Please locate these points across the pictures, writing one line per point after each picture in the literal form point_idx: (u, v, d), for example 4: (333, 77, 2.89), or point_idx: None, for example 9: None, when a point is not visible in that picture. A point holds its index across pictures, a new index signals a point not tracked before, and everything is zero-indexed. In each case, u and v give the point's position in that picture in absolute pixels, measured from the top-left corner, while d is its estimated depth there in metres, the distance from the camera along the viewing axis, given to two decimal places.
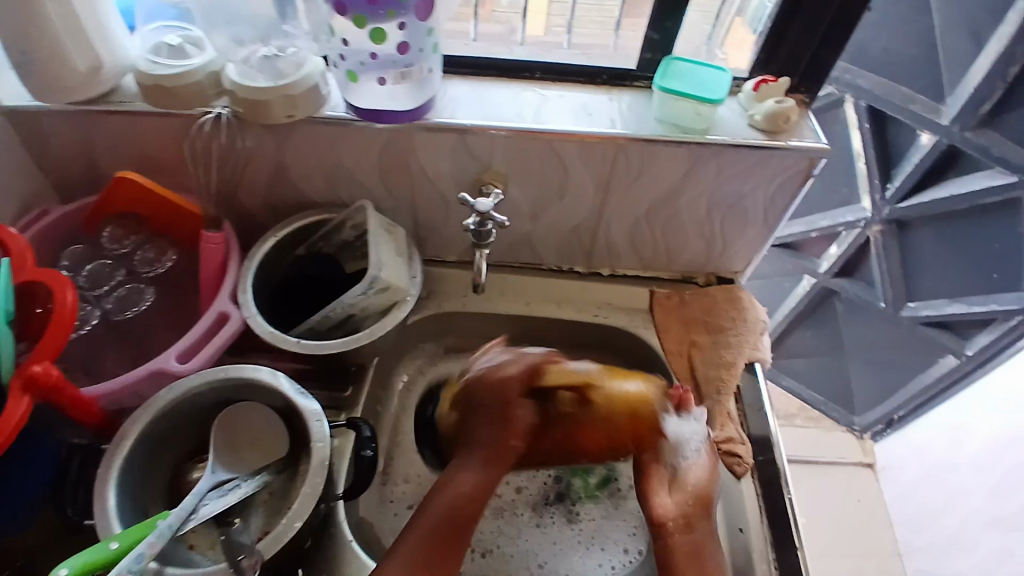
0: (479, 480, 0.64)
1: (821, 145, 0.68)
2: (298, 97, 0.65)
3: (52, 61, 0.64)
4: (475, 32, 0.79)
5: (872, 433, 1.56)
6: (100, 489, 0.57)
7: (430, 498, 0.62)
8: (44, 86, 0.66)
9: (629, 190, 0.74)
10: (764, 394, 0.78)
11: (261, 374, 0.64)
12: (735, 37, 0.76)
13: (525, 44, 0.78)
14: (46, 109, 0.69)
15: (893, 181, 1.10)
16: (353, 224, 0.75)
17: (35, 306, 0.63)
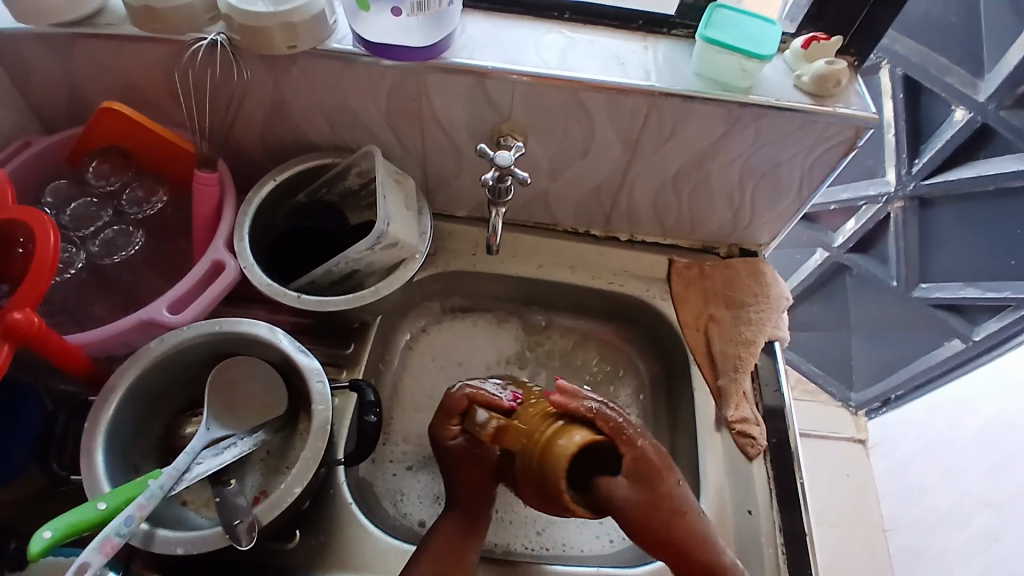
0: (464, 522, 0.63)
1: (869, 113, 0.62)
2: (300, 26, 0.58)
3: None
4: None
5: (867, 409, 1.55)
6: (88, 446, 0.54)
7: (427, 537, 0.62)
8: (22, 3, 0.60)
9: (658, 149, 0.69)
10: (780, 374, 0.75)
11: (260, 330, 0.60)
12: None
13: None
14: (22, 30, 0.63)
15: (921, 156, 1.03)
16: (359, 171, 0.69)
17: (17, 246, 0.59)
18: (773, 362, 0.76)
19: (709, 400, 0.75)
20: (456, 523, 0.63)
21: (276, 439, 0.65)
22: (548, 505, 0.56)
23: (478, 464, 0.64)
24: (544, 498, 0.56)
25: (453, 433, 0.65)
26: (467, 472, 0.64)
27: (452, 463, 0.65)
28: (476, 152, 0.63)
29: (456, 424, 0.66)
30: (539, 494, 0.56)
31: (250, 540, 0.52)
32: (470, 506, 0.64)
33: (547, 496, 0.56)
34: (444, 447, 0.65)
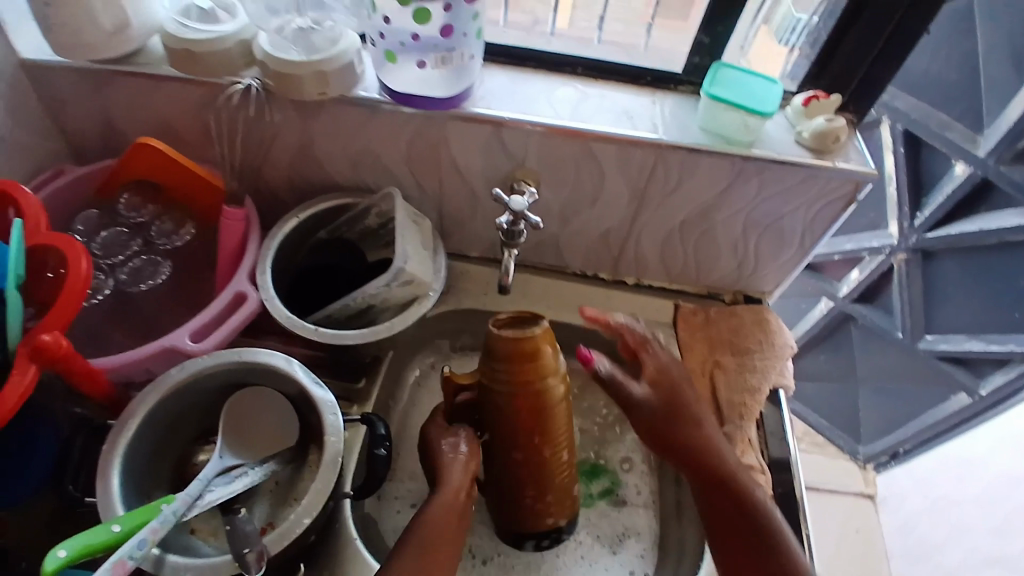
0: (450, 507, 0.58)
1: (869, 169, 0.65)
2: (331, 75, 0.62)
3: (73, 16, 0.61)
4: (505, 20, 0.75)
5: (875, 463, 1.53)
6: (104, 470, 0.55)
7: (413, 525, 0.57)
8: (63, 40, 0.63)
9: (666, 199, 0.72)
10: (785, 423, 0.77)
11: (276, 360, 0.62)
12: (763, 51, 0.73)
13: (555, 35, 0.75)
14: (66, 66, 0.67)
15: (922, 209, 1.07)
16: (379, 212, 0.73)
17: (46, 270, 0.61)
18: (779, 410, 0.78)
19: None
20: (451, 509, 0.58)
21: (285, 471, 0.66)
22: (525, 415, 0.60)
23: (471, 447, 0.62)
24: (535, 417, 0.60)
25: (445, 425, 0.64)
26: (449, 444, 0.62)
27: (435, 448, 0.62)
28: (494, 198, 0.66)
29: (441, 419, 0.65)
30: (523, 411, 0.60)
31: (259, 570, 0.53)
32: (457, 482, 0.59)
33: (530, 410, 0.60)
34: (428, 436, 0.64)
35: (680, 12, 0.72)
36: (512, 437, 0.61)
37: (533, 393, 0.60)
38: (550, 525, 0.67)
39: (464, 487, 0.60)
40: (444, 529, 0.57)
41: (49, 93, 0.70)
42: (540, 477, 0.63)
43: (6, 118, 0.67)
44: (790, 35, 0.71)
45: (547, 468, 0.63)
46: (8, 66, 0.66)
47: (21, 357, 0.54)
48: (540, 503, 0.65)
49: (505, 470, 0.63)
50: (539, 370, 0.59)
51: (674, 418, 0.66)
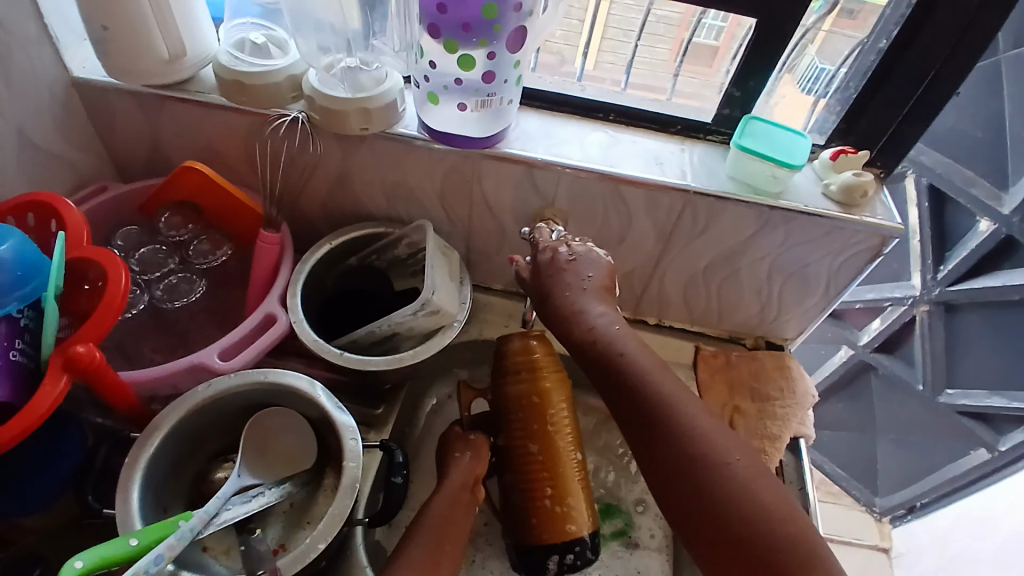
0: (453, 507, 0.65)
1: (894, 224, 0.65)
2: (374, 112, 0.65)
3: (132, 44, 0.64)
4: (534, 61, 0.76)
5: (892, 517, 1.50)
6: (125, 482, 0.56)
7: (419, 523, 0.64)
8: (119, 64, 0.66)
9: (691, 243, 0.73)
10: (806, 474, 0.76)
11: (300, 383, 0.63)
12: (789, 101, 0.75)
13: (581, 81, 0.77)
14: (118, 89, 0.70)
15: (945, 263, 1.06)
16: (409, 242, 0.75)
17: (84, 282, 0.61)
18: (799, 459, 0.77)
19: None
20: (452, 499, 0.66)
21: (300, 493, 0.67)
22: (525, 414, 0.69)
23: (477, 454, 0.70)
24: (539, 416, 0.69)
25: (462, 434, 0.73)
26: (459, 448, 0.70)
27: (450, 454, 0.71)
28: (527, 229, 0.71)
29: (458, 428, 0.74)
30: (525, 407, 0.69)
31: None
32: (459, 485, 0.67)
33: (533, 409, 0.69)
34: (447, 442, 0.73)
35: (705, 60, 0.73)
36: (521, 436, 0.69)
37: (534, 392, 0.69)
38: (572, 533, 0.66)
39: (464, 479, 0.68)
40: (448, 526, 0.63)
41: (101, 112, 0.73)
42: (553, 481, 0.67)
43: (58, 135, 0.70)
44: (813, 84, 0.73)
45: (556, 471, 0.67)
46: (64, 86, 0.69)
47: (54, 367, 0.55)
48: (563, 508, 0.66)
49: (519, 472, 0.68)
50: (531, 368, 0.70)
51: (650, 409, 0.59)
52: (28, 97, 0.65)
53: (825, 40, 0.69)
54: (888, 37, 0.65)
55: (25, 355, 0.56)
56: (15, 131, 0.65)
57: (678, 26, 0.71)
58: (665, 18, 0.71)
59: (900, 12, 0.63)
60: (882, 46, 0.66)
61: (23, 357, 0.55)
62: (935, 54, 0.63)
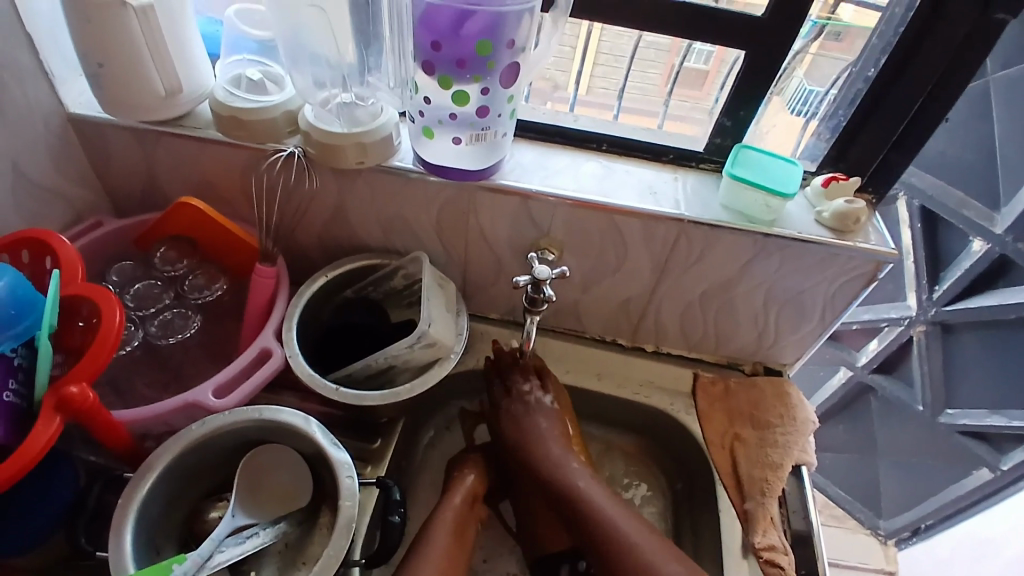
0: (458, 519, 0.69)
1: (889, 250, 0.66)
2: (370, 146, 0.65)
3: (128, 82, 0.65)
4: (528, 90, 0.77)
5: (897, 539, 1.47)
6: (117, 524, 0.55)
7: (425, 539, 0.67)
8: (114, 99, 0.66)
9: (687, 272, 0.73)
10: (808, 502, 0.75)
11: (295, 420, 0.62)
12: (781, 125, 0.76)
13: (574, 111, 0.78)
14: (114, 123, 0.70)
15: (940, 284, 1.06)
16: (406, 273, 0.75)
17: (77, 319, 0.61)
18: (801, 487, 0.76)
19: (736, 525, 0.73)
20: (455, 518, 0.69)
21: (295, 533, 0.66)
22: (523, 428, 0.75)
23: (478, 473, 0.75)
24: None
25: (463, 460, 0.77)
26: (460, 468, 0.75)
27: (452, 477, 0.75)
28: (513, 282, 0.64)
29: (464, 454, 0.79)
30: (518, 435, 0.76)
31: None
32: (462, 504, 0.71)
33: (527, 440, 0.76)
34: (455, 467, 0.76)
35: (695, 84, 0.74)
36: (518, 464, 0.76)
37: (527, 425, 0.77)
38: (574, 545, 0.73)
39: (465, 498, 0.72)
40: (451, 546, 0.67)
41: (96, 146, 0.74)
42: (552, 497, 0.71)
43: (53, 169, 0.71)
44: (802, 106, 0.73)
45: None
46: (59, 120, 0.70)
47: (47, 409, 0.54)
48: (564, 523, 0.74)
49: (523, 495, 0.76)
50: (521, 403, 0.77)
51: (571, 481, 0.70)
52: (22, 132, 0.66)
53: (813, 63, 0.70)
54: (877, 66, 0.66)
55: (17, 396, 0.55)
56: (10, 166, 0.65)
57: (667, 51, 0.72)
58: (655, 44, 0.71)
59: (886, 41, 0.64)
60: (870, 75, 0.67)
61: (15, 398, 0.54)
62: (923, 85, 0.64)
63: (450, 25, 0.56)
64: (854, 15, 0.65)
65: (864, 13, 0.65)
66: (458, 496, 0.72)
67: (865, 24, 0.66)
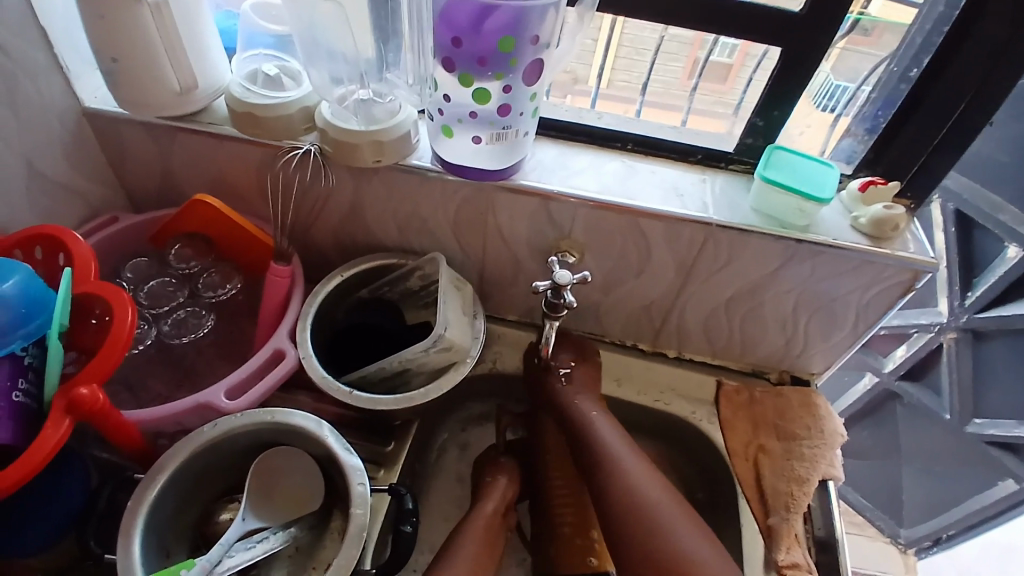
0: (489, 523, 0.69)
1: (928, 258, 0.62)
2: (387, 144, 0.63)
3: (143, 79, 0.64)
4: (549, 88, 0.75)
5: (918, 548, 1.43)
6: (128, 531, 0.54)
7: (452, 549, 0.65)
8: (130, 96, 0.65)
9: (712, 278, 0.71)
10: (834, 516, 0.72)
11: (307, 423, 0.61)
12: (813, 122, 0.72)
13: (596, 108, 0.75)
14: (128, 118, 0.69)
15: (973, 289, 1.02)
16: (421, 274, 0.73)
17: (90, 317, 0.60)
18: (827, 503, 0.73)
19: (759, 539, 0.71)
20: (485, 526, 0.68)
21: (305, 537, 0.65)
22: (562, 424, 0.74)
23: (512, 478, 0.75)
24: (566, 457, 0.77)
25: (495, 463, 0.77)
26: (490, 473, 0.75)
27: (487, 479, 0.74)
28: (532, 287, 0.62)
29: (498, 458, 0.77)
30: (556, 446, 0.77)
31: None
32: (495, 505, 0.71)
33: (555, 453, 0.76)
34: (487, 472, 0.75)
35: (719, 77, 0.71)
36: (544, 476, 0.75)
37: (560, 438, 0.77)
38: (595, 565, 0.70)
39: (496, 507, 0.71)
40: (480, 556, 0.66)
41: (111, 141, 0.73)
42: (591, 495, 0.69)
43: (68, 166, 0.70)
44: (827, 101, 0.69)
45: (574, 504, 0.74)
46: (74, 116, 0.69)
47: (57, 410, 0.53)
48: (589, 542, 0.72)
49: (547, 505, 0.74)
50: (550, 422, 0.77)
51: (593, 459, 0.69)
52: (38, 128, 0.65)
53: (840, 57, 0.66)
54: (920, 66, 0.62)
55: (28, 395, 0.54)
56: (26, 162, 0.64)
57: (690, 44, 0.69)
58: (678, 37, 0.68)
59: (930, 40, 0.61)
60: (911, 75, 0.64)
61: (25, 398, 0.54)
62: (967, 84, 0.60)
63: (471, 21, 0.53)
64: (882, 9, 0.62)
65: (893, 7, 0.62)
66: (490, 503, 0.71)
67: (893, 18, 0.62)
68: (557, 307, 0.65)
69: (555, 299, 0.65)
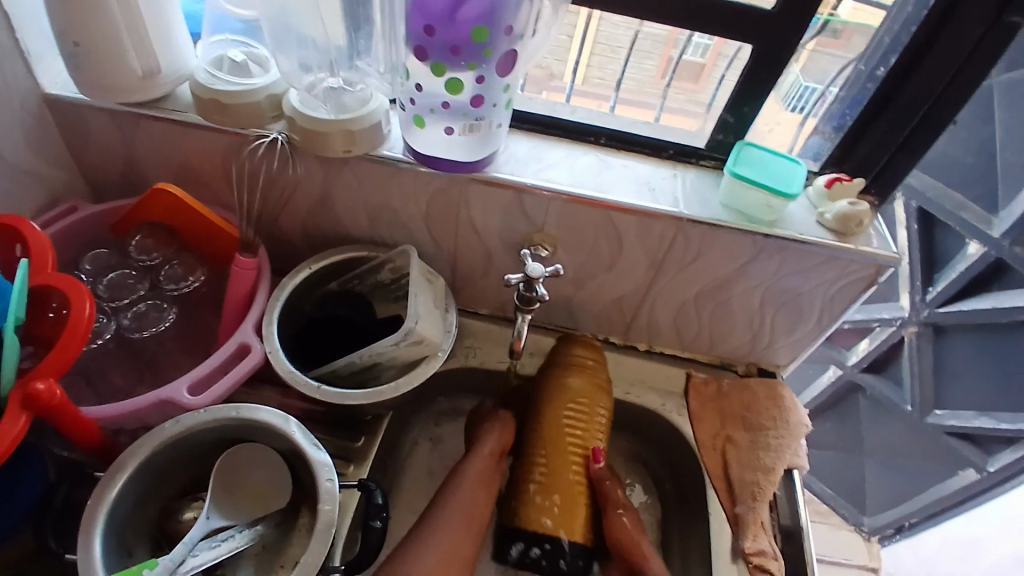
0: (477, 481, 0.71)
1: (890, 253, 0.64)
2: (358, 134, 0.62)
3: (105, 61, 0.61)
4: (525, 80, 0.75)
5: (880, 536, 1.47)
6: (87, 531, 0.52)
7: (441, 509, 0.68)
8: (89, 79, 0.63)
9: (684, 273, 0.71)
10: (799, 505, 0.73)
11: (273, 419, 0.60)
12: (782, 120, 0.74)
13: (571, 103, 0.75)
14: (89, 103, 0.67)
15: (935, 285, 1.05)
16: (393, 266, 0.72)
17: (48, 309, 0.57)
18: (793, 493, 0.74)
19: (726, 529, 0.72)
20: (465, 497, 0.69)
21: (272, 534, 0.64)
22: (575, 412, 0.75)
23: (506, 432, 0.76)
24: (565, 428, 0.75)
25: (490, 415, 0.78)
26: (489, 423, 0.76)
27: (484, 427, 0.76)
28: (505, 279, 0.62)
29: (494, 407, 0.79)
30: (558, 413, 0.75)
31: None
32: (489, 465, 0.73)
33: (570, 436, 0.74)
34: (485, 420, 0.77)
35: (691, 76, 0.71)
36: (546, 450, 0.74)
37: (580, 414, 0.75)
38: (549, 528, 0.70)
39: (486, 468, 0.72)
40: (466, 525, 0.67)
41: (70, 125, 0.70)
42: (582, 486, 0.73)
43: (26, 150, 0.67)
44: (797, 102, 0.71)
45: (557, 480, 0.72)
46: (38, 101, 0.66)
47: (12, 405, 0.51)
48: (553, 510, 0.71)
49: (517, 481, 0.74)
50: (574, 397, 0.75)
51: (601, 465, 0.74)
52: None
53: (810, 59, 0.68)
54: (886, 65, 0.64)
55: None
56: None
57: (664, 44, 0.69)
58: (652, 36, 0.68)
59: (897, 40, 0.62)
60: (878, 74, 0.65)
61: None
62: (932, 86, 0.62)
63: (445, 9, 0.53)
64: (851, 11, 0.64)
65: (863, 10, 0.64)
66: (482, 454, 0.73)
67: (862, 20, 0.64)
68: (529, 300, 0.65)
69: (525, 292, 0.64)
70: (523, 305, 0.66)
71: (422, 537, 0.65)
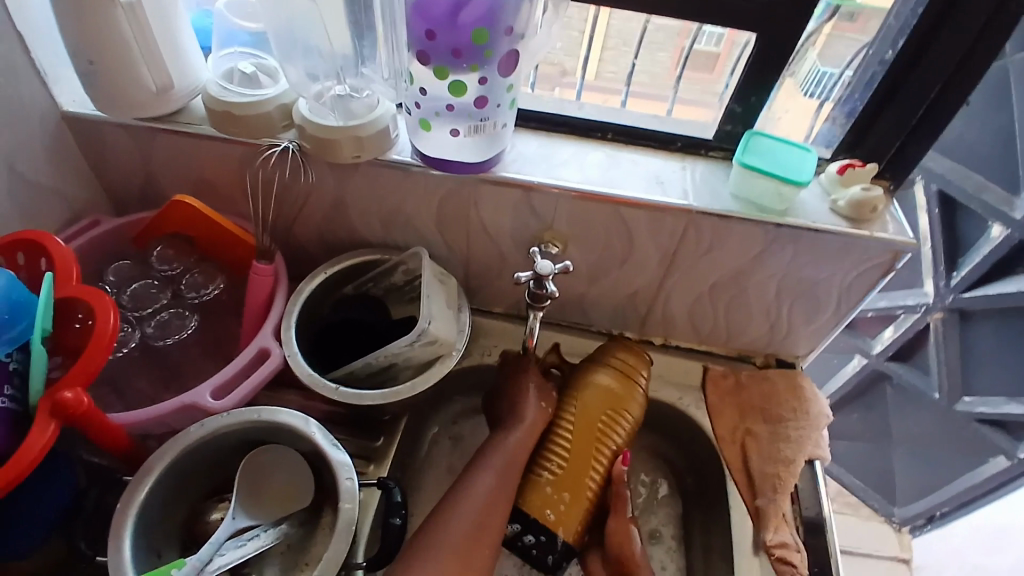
0: (506, 465, 0.68)
1: (908, 239, 0.63)
2: (366, 139, 0.63)
3: (120, 79, 0.63)
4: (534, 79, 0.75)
5: (912, 526, 1.44)
6: (118, 532, 0.55)
7: (459, 493, 0.65)
8: (106, 96, 0.65)
9: (696, 265, 0.71)
10: (821, 497, 0.73)
11: (294, 420, 0.61)
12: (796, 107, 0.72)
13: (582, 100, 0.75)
14: (107, 120, 0.69)
15: (958, 270, 1.03)
16: (406, 269, 0.73)
17: (74, 320, 0.59)
18: (814, 485, 0.74)
19: (748, 522, 0.72)
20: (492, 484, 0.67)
21: (296, 534, 0.65)
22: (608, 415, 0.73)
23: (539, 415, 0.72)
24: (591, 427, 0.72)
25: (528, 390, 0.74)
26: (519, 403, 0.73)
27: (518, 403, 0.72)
28: (515, 278, 0.62)
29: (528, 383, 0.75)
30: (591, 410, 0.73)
31: None
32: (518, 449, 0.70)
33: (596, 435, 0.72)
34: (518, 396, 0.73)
35: (705, 66, 0.71)
36: (570, 447, 0.72)
37: (609, 416, 0.72)
38: (550, 521, 0.68)
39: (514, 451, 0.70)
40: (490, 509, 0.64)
41: (90, 142, 0.72)
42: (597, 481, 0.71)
43: (49, 168, 0.69)
44: (814, 87, 0.70)
45: (573, 478, 0.70)
46: (54, 119, 0.69)
47: (43, 414, 0.53)
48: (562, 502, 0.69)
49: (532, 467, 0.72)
50: (608, 397, 0.73)
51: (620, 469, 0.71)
52: (17, 132, 0.64)
53: (826, 44, 0.67)
54: (895, 48, 0.63)
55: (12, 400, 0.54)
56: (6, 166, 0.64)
57: (677, 35, 0.69)
58: (664, 27, 0.68)
59: (903, 22, 0.61)
60: (887, 58, 0.64)
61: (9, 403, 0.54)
62: (944, 67, 0.61)
63: (447, 13, 0.53)
64: None
65: None
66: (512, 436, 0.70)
67: (877, 4, 0.63)
68: (540, 295, 0.65)
69: (536, 288, 0.65)
70: (535, 300, 0.66)
71: (437, 521, 0.62)
